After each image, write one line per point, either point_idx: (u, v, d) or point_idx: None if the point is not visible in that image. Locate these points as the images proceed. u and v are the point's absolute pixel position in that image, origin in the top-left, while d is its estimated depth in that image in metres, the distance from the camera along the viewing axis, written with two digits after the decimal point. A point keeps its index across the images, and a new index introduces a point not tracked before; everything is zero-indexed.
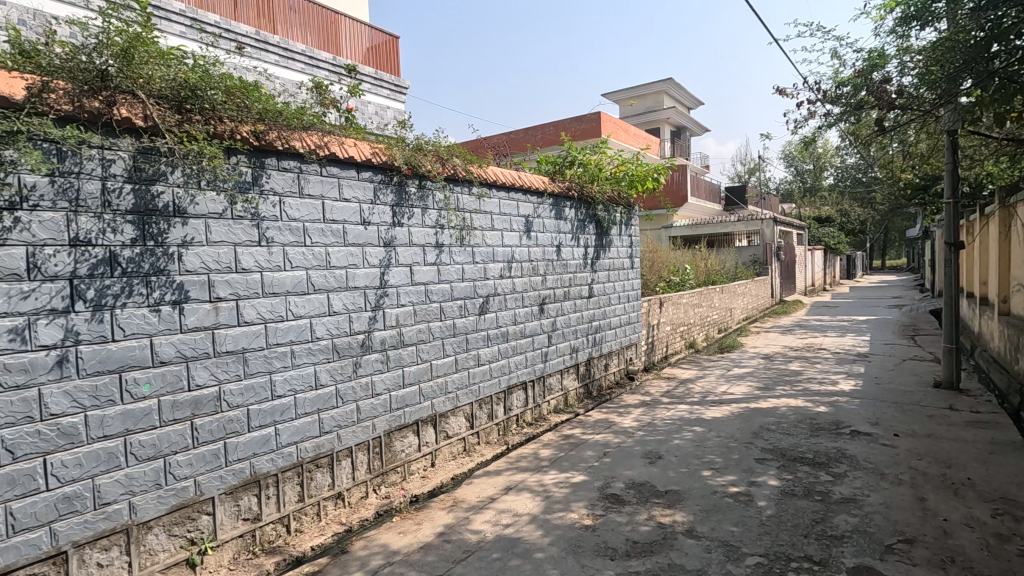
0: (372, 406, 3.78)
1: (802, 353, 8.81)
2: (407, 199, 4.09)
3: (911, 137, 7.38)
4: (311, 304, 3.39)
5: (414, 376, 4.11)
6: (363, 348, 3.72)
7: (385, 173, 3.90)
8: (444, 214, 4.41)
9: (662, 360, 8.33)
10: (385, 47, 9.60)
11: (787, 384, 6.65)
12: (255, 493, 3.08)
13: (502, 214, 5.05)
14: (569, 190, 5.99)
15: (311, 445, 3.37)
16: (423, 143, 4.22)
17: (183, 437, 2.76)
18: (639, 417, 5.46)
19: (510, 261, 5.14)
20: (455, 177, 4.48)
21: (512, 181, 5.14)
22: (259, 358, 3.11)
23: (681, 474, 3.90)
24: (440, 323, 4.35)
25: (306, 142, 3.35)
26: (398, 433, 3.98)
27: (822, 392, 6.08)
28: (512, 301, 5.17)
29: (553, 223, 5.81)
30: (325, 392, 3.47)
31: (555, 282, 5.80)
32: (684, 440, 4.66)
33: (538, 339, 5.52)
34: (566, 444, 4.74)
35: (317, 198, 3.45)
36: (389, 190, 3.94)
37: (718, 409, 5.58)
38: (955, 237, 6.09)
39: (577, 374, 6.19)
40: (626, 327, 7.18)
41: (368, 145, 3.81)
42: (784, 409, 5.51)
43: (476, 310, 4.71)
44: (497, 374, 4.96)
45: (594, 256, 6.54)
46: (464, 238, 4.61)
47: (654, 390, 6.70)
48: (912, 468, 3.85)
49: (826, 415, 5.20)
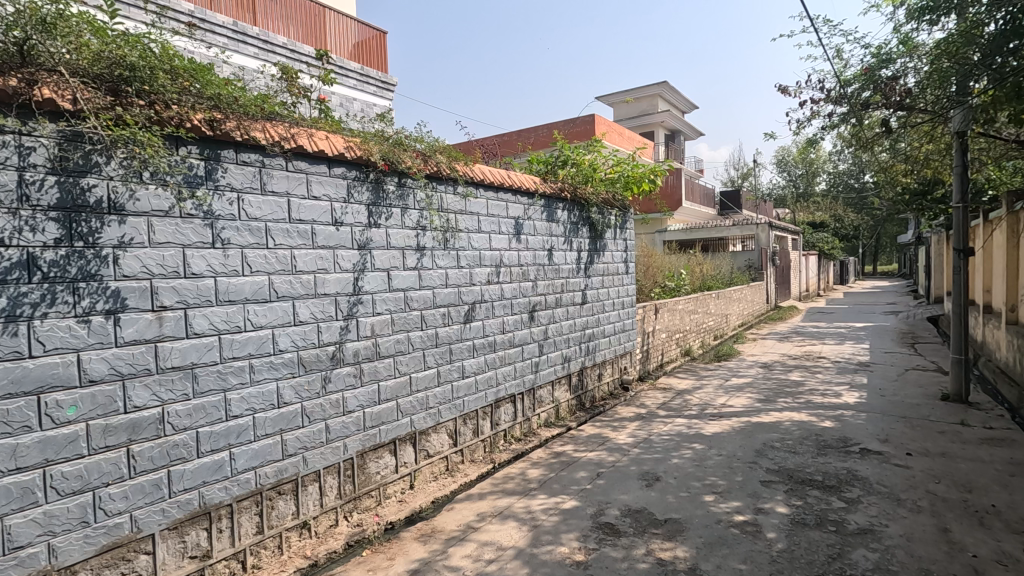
0: (343, 424, 3.44)
1: (801, 361, 8.53)
2: (385, 198, 3.76)
3: (917, 140, 7.14)
4: (273, 313, 3.05)
5: (392, 391, 3.78)
6: (334, 361, 3.38)
7: (360, 169, 3.57)
8: (427, 215, 4.08)
9: (657, 368, 8.03)
10: (373, 43, 9.29)
11: (788, 395, 6.35)
12: (204, 527, 2.73)
13: (489, 216, 4.73)
14: (561, 192, 5.69)
15: (272, 470, 3.03)
16: (403, 137, 3.91)
17: (117, 467, 2.41)
18: (634, 432, 5.14)
19: (498, 265, 4.82)
20: (438, 175, 4.16)
21: (501, 180, 4.82)
22: (212, 375, 2.77)
23: (681, 499, 3.59)
24: (421, 333, 4.02)
25: (269, 133, 3.02)
26: (372, 454, 3.64)
27: (826, 405, 5.79)
28: (500, 308, 4.84)
29: (544, 226, 5.50)
30: (289, 410, 3.13)
31: (546, 288, 5.48)
32: (683, 458, 4.35)
33: (528, 348, 5.20)
34: (557, 462, 4.41)
35: (281, 195, 3.11)
36: (364, 187, 3.61)
37: (718, 424, 5.27)
38: (964, 244, 5.82)
39: (569, 385, 5.88)
40: (621, 335, 6.87)
41: (341, 138, 3.49)
42: (787, 423, 5.21)
43: (460, 318, 4.39)
44: (483, 387, 4.63)
45: (588, 261, 6.23)
46: (448, 240, 4.28)
47: (649, 401, 6.38)
48: (930, 494, 3.55)
49: (832, 431, 4.90)
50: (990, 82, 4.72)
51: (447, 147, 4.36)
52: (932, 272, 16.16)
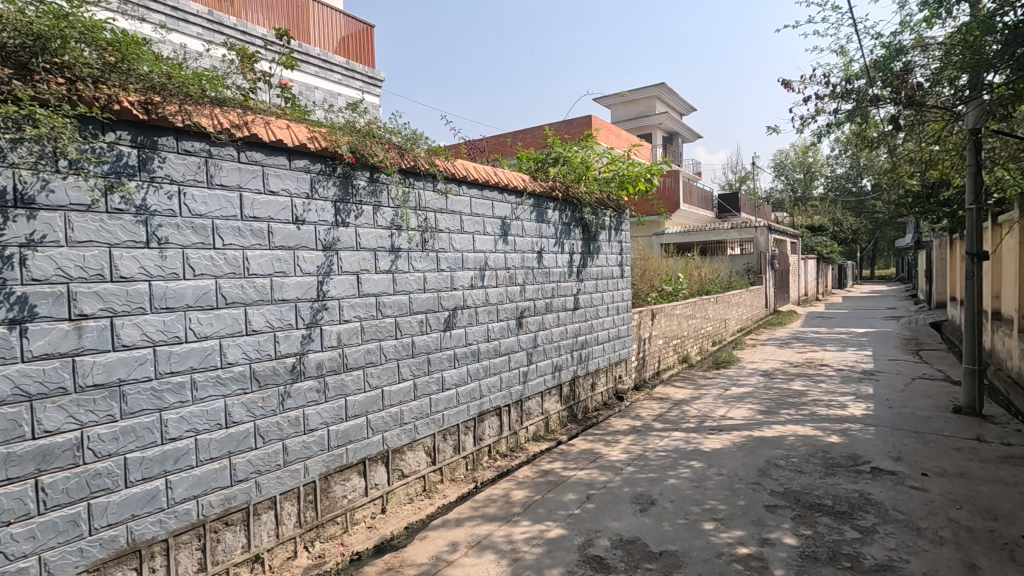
0: (304, 444, 3.10)
1: (803, 369, 8.21)
2: (355, 195, 3.43)
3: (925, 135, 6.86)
4: (221, 321, 2.71)
5: (361, 406, 3.44)
6: (294, 374, 3.05)
7: (324, 162, 3.25)
8: (402, 213, 3.75)
9: (654, 376, 7.69)
10: (360, 36, 8.98)
11: (791, 406, 6.02)
12: (133, 568, 2.39)
13: (473, 214, 4.40)
14: (553, 190, 5.38)
15: (217, 499, 2.69)
16: (375, 128, 3.59)
17: (21, 503, 2.07)
18: (629, 447, 4.81)
19: (482, 268, 4.50)
20: (415, 171, 3.83)
21: (486, 177, 4.50)
22: (144, 393, 2.42)
23: (678, 527, 3.25)
24: (395, 343, 3.69)
25: (217, 119, 2.68)
26: (338, 477, 3.30)
27: (832, 418, 5.46)
28: (484, 314, 4.51)
29: (534, 226, 5.18)
30: (239, 431, 2.78)
31: (535, 292, 5.15)
32: (680, 478, 4.01)
33: (515, 357, 4.87)
34: (544, 482, 4.07)
35: (232, 188, 2.78)
36: (330, 182, 3.29)
37: (717, 438, 4.94)
38: (978, 247, 5.50)
39: (560, 396, 5.54)
40: (615, 342, 6.54)
41: (304, 128, 3.17)
42: (791, 438, 4.88)
43: (441, 326, 4.06)
44: (465, 400, 4.29)
45: (581, 264, 5.90)
46: (426, 241, 3.95)
47: (645, 413, 6.04)
48: (952, 522, 3.23)
49: (840, 447, 4.57)
50: (1010, 75, 4.43)
51: (427, 140, 4.03)
52: (933, 277, 15.93)
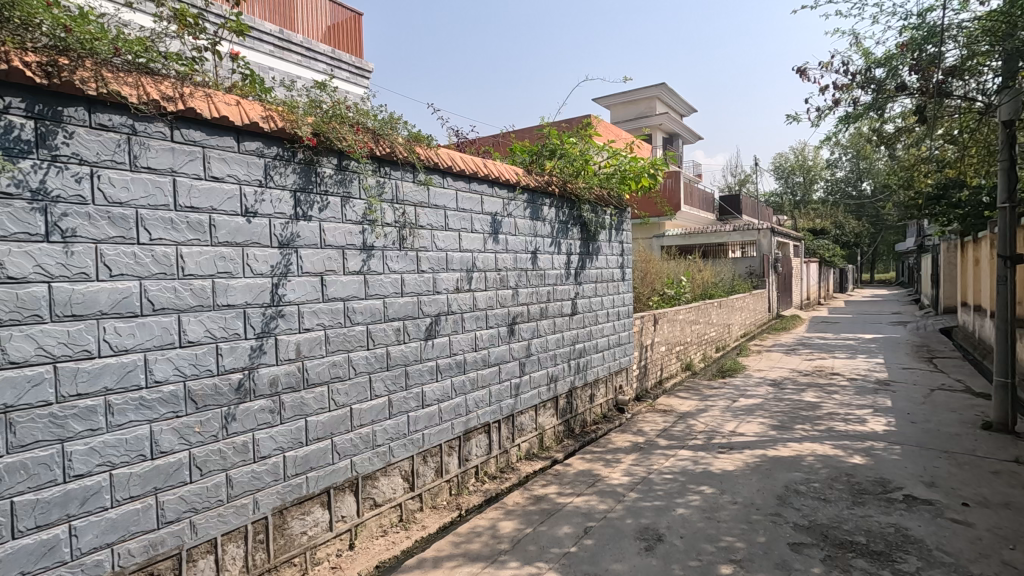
0: (253, 475, 2.64)
1: (814, 379, 7.76)
2: (318, 184, 2.99)
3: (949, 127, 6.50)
4: (146, 332, 2.26)
5: (326, 428, 2.99)
6: (241, 393, 2.59)
7: (281, 145, 2.80)
8: (375, 206, 3.31)
9: (656, 386, 7.24)
10: (348, 25, 8.49)
11: (805, 421, 5.56)
12: None
13: (459, 209, 3.95)
14: (548, 185, 4.95)
15: (139, 546, 2.24)
16: (342, 109, 3.15)
17: None
18: (631, 468, 4.35)
19: (469, 269, 4.05)
20: (391, 158, 3.39)
21: (474, 168, 4.05)
22: (40, 421, 1.97)
23: (690, 570, 2.81)
24: (367, 354, 3.24)
25: (143, 89, 2.25)
26: (296, 510, 2.84)
27: (851, 435, 5.01)
28: (471, 321, 4.05)
29: (528, 224, 4.74)
30: (169, 462, 2.33)
31: (529, 296, 4.71)
32: (690, 507, 3.55)
33: (506, 368, 4.42)
34: (536, 512, 3.61)
35: (162, 172, 2.33)
36: (288, 168, 2.84)
37: (728, 458, 4.49)
38: (1012, 250, 5.07)
39: (556, 409, 5.09)
40: (615, 349, 6.08)
41: (257, 106, 2.73)
42: (810, 458, 4.43)
43: (421, 334, 3.61)
44: (448, 417, 3.84)
45: (579, 266, 5.46)
46: (405, 239, 3.50)
47: (647, 427, 5.59)
48: (1008, 567, 2.79)
49: (865, 470, 4.12)
50: None
51: (405, 125, 3.59)
52: (941, 282, 15.53)
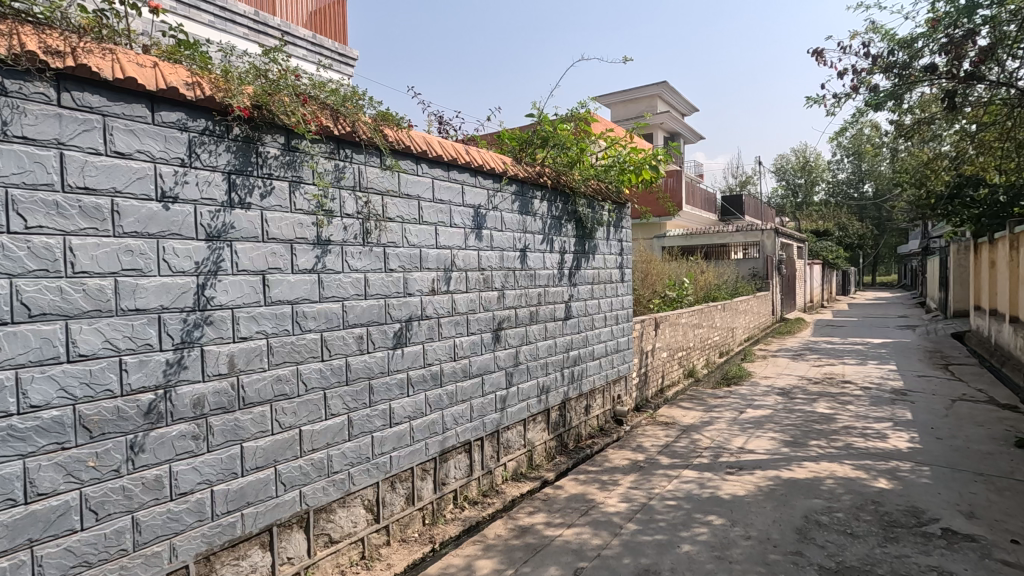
0: (169, 517, 2.18)
1: (825, 387, 7.28)
2: (259, 165, 2.53)
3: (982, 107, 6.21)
4: (19, 343, 1.80)
5: (268, 454, 2.53)
6: (153, 418, 2.12)
7: (210, 117, 2.33)
8: (331, 193, 2.84)
9: (657, 394, 6.77)
10: (331, 11, 7.98)
11: (820, 435, 5.09)
12: None
13: (434, 200, 3.49)
14: (539, 176, 4.49)
15: None
16: (291, 81, 2.69)
17: None
18: (630, 492, 3.89)
19: (448, 268, 3.58)
20: (352, 139, 2.94)
21: (452, 154, 3.60)
22: None
23: None
24: (321, 367, 2.78)
25: (17, 40, 1.80)
26: (228, 554, 2.38)
27: (874, 453, 4.55)
28: (449, 326, 3.59)
29: (516, 219, 4.28)
30: (50, 507, 1.86)
31: (517, 299, 4.24)
32: (697, 543, 3.08)
33: (490, 379, 3.96)
34: (519, 548, 3.15)
35: (45, 144, 1.87)
36: (220, 146, 2.38)
37: (738, 480, 4.03)
38: None
39: (547, 423, 4.62)
40: (613, 356, 5.61)
41: (181, 71, 2.28)
42: (829, 481, 3.96)
43: (389, 342, 3.15)
44: (421, 436, 3.37)
45: (574, 266, 4.99)
46: (370, 233, 3.04)
47: (647, 442, 5.12)
48: None
49: (893, 497, 3.65)
50: None
51: (371, 104, 3.15)
52: (949, 285, 15.08)
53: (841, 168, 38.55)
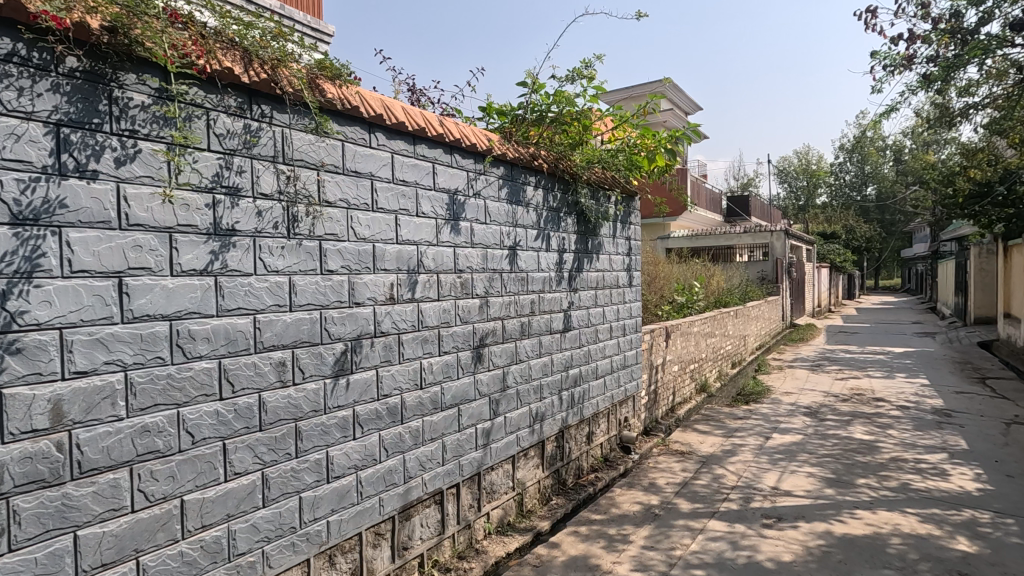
0: None
1: (856, 406, 6.46)
2: (114, 116, 1.71)
3: None
4: None
5: (122, 542, 1.71)
6: None
7: (18, 37, 1.53)
8: (236, 163, 2.03)
9: (668, 414, 5.96)
10: None
11: (868, 471, 4.26)
12: None
13: (394, 180, 2.67)
14: (533, 158, 3.67)
15: None
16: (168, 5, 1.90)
17: None
18: (645, 555, 3.08)
19: (413, 270, 2.78)
20: (270, 90, 2.13)
21: (418, 123, 2.78)
22: None
23: None
24: (218, 409, 1.96)
25: None
26: None
27: (941, 498, 3.72)
28: (414, 345, 2.78)
29: (504, 209, 3.46)
30: None
31: (504, 308, 3.43)
32: None
33: (469, 409, 3.14)
34: None
35: None
36: (42, 82, 1.57)
37: (780, 537, 3.21)
38: None
39: (541, 458, 3.80)
40: (620, 373, 4.80)
41: None
42: (895, 541, 3.13)
43: (326, 368, 2.34)
44: (372, 491, 2.56)
45: (574, 267, 4.19)
46: (298, 222, 2.23)
47: (662, 478, 4.30)
48: None
49: (985, 568, 2.83)
50: None
51: (304, 50, 2.35)
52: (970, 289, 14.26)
53: (846, 170, 37.83)
